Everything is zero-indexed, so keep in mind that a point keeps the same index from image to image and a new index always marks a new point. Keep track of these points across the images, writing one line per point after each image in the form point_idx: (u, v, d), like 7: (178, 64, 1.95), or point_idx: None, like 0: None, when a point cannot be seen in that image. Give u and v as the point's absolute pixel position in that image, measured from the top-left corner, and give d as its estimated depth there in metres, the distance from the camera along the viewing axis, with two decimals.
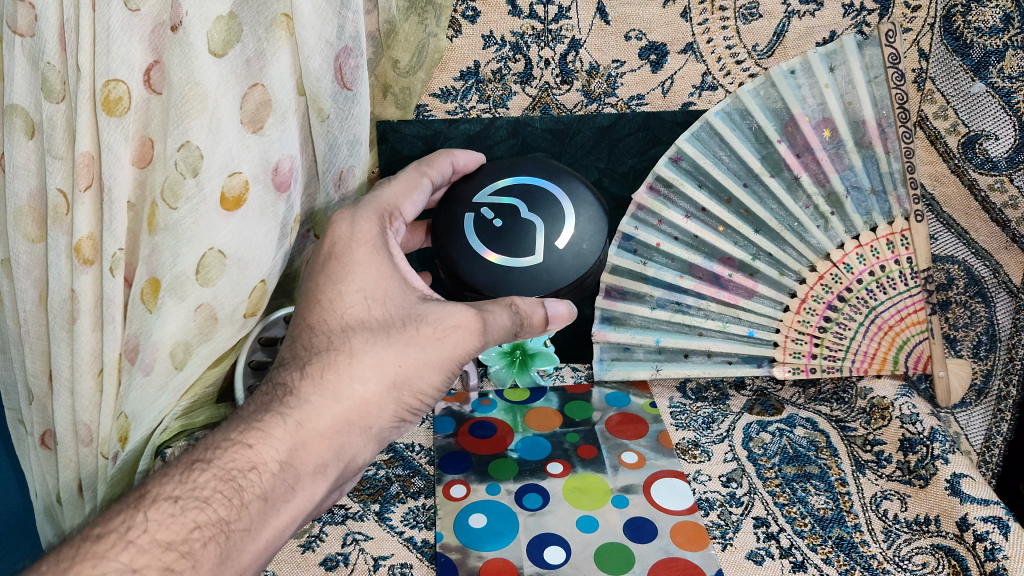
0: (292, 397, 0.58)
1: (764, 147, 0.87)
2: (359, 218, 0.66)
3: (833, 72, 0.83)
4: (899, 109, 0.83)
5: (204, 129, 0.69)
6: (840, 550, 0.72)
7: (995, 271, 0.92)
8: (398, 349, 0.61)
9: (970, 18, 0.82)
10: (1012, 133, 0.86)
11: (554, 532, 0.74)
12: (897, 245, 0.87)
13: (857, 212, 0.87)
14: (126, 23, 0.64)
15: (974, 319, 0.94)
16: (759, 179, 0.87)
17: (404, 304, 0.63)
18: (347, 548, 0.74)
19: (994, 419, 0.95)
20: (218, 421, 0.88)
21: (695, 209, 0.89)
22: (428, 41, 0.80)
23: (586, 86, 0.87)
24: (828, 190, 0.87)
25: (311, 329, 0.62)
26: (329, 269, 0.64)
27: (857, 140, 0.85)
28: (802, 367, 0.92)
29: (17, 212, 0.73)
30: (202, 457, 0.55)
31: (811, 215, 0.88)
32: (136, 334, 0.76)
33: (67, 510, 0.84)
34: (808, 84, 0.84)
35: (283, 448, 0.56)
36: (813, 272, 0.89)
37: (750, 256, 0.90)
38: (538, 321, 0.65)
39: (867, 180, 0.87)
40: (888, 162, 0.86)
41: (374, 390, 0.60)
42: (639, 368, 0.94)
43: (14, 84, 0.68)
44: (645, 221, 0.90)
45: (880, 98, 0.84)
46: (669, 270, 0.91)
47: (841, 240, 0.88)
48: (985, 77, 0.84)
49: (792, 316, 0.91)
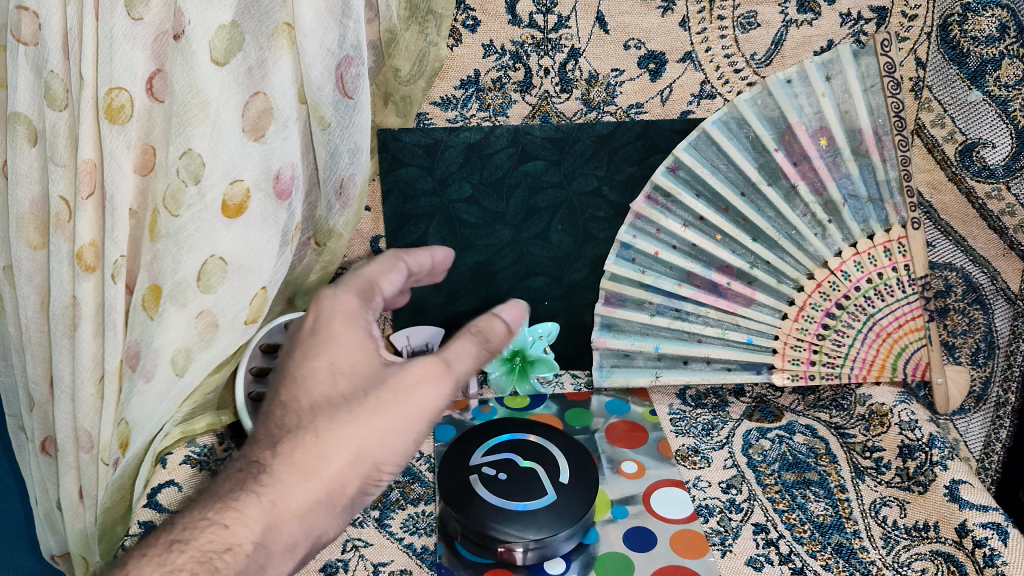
0: (265, 473, 0.54)
1: (761, 155, 0.87)
2: (338, 294, 0.62)
3: (831, 81, 0.84)
4: (896, 117, 0.84)
5: (206, 137, 0.70)
6: (840, 556, 0.72)
7: (993, 278, 0.92)
8: (360, 422, 0.55)
9: (967, 27, 0.82)
10: (1009, 141, 0.86)
11: (539, 534, 0.70)
12: (894, 252, 0.88)
13: (854, 220, 0.88)
14: (129, 31, 0.65)
15: (973, 326, 0.94)
16: (757, 188, 0.88)
17: (370, 372, 0.58)
18: (347, 555, 0.74)
19: (993, 425, 0.95)
20: (215, 429, 0.88)
21: (694, 217, 0.90)
22: (429, 50, 0.80)
23: (585, 95, 0.87)
24: (825, 199, 0.88)
25: (282, 408, 0.57)
26: (301, 344, 0.59)
27: (854, 148, 0.86)
28: (802, 373, 0.92)
29: (20, 218, 0.73)
30: (180, 537, 0.50)
31: (809, 223, 0.88)
32: (137, 341, 0.75)
33: (66, 518, 0.82)
34: (805, 93, 0.85)
35: (257, 527, 0.52)
36: (811, 279, 0.89)
37: (748, 264, 0.90)
38: (502, 332, 0.60)
39: (864, 188, 0.87)
40: (885, 170, 0.86)
41: (340, 465, 0.54)
42: (640, 376, 0.95)
43: (17, 92, 0.68)
44: (644, 230, 0.92)
45: (876, 107, 0.84)
46: (667, 279, 0.92)
47: (839, 247, 0.88)
48: (981, 86, 0.84)
49: (790, 323, 0.91)
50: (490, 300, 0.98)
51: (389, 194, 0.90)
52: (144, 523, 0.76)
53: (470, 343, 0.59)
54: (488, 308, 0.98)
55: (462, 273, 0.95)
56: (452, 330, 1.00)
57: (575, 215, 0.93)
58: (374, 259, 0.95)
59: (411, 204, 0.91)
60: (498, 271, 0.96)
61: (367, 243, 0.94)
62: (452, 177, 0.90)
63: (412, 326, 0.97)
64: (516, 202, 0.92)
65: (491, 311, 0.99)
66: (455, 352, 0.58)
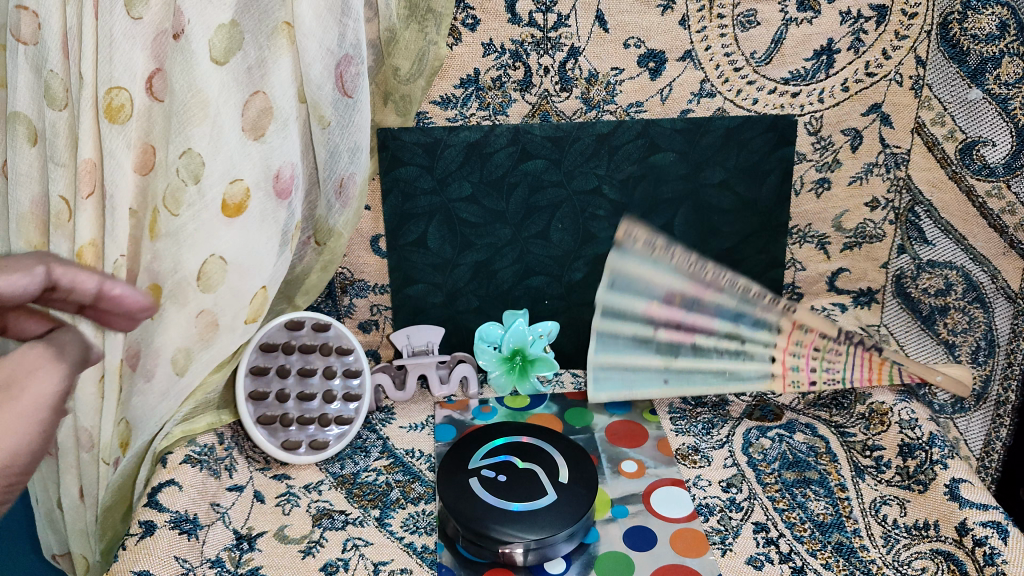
0: None
1: (649, 323, 0.86)
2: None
3: (612, 281, 0.85)
4: (694, 263, 0.80)
5: (206, 136, 0.70)
6: (839, 555, 0.72)
7: (994, 276, 0.83)
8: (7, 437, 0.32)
9: (967, 25, 0.81)
10: (1010, 140, 0.79)
11: (541, 533, 0.71)
12: (806, 330, 0.85)
13: (754, 329, 0.85)
14: (129, 30, 0.66)
15: (973, 325, 0.86)
16: (655, 335, 0.87)
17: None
18: (347, 554, 0.73)
19: (994, 424, 0.86)
20: (216, 428, 0.83)
21: (632, 337, 0.89)
22: (428, 49, 0.81)
23: (585, 93, 0.87)
24: (724, 331, 0.85)
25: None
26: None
27: (704, 291, 0.82)
28: (804, 381, 0.89)
29: (20, 218, 0.73)
30: None
31: (729, 357, 0.88)
32: (138, 341, 0.75)
33: (67, 518, 0.82)
34: (625, 284, 0.84)
35: None
36: (775, 352, 0.87)
37: (704, 354, 0.88)
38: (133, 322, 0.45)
39: (727, 316, 0.84)
40: (735, 297, 0.83)
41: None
42: (643, 392, 0.92)
43: (17, 92, 0.68)
44: (607, 367, 0.93)
45: (675, 267, 0.80)
46: (645, 377, 0.92)
47: (768, 355, 0.87)
48: (982, 83, 0.80)
49: (782, 381, 0.89)
50: (490, 299, 0.97)
51: (389, 193, 0.90)
52: (144, 522, 0.68)
53: (89, 277, 0.42)
54: (488, 306, 0.98)
55: (463, 272, 0.95)
56: (452, 329, 0.99)
57: (575, 213, 0.93)
58: (373, 257, 0.94)
59: (411, 203, 0.91)
60: (499, 270, 0.96)
61: (366, 243, 0.93)
62: (452, 176, 0.90)
63: (413, 325, 0.97)
64: (516, 201, 0.92)
65: (491, 309, 0.98)
66: (62, 338, 0.37)
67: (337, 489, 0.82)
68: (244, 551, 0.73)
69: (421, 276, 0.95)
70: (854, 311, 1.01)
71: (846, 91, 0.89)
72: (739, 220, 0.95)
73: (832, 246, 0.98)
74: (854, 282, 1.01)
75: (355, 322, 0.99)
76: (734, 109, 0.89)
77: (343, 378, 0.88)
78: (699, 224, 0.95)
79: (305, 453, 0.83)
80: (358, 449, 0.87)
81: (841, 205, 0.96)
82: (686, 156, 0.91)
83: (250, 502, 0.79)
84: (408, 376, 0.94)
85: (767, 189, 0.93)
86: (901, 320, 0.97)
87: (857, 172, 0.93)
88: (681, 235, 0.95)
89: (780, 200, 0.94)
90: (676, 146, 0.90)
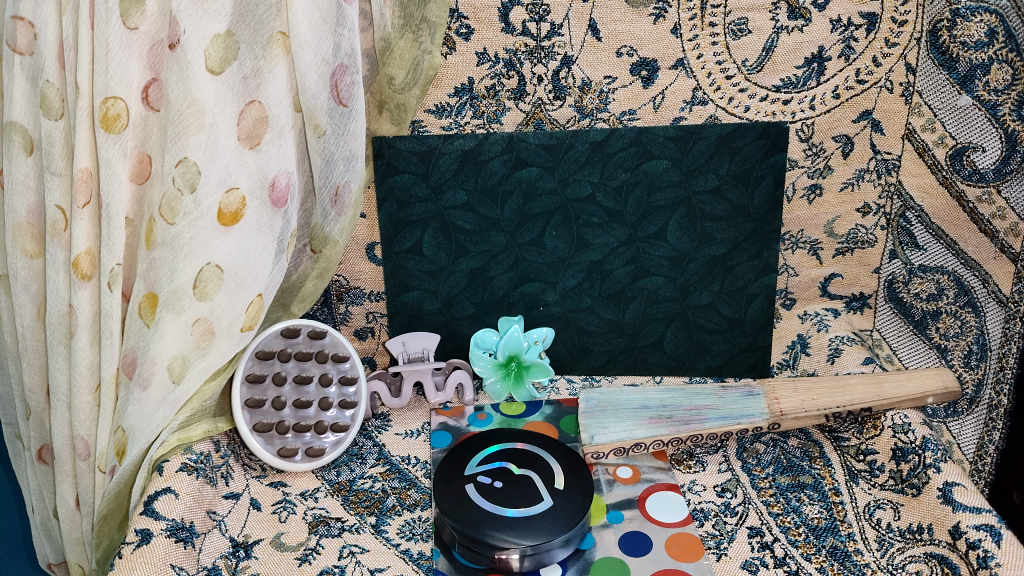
0: None
1: None
2: None
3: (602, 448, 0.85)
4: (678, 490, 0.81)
5: (201, 145, 0.70)
6: (834, 559, 0.72)
7: (985, 281, 0.84)
8: None
9: (956, 33, 0.81)
10: (998, 145, 0.80)
11: (536, 539, 0.71)
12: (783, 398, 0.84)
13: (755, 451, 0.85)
14: (124, 40, 0.67)
15: (965, 329, 0.86)
16: None
17: None
18: (343, 561, 0.73)
19: (987, 427, 0.85)
20: (212, 437, 0.83)
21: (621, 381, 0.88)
22: (423, 57, 0.83)
23: (578, 101, 0.88)
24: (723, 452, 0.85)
25: None
26: None
27: None
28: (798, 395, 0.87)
29: (16, 228, 0.74)
30: None
31: None
32: (133, 348, 0.75)
33: (63, 527, 0.82)
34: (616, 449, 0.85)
35: None
36: None
37: None
38: None
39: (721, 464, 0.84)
40: None
41: None
42: (636, 427, 0.86)
43: (14, 102, 0.70)
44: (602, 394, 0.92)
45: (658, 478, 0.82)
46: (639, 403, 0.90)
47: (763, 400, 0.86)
48: (972, 89, 0.81)
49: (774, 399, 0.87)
50: (485, 305, 0.97)
51: (384, 201, 0.91)
52: (140, 530, 0.68)
53: None
54: (483, 313, 0.97)
55: (458, 279, 0.95)
56: (447, 336, 0.99)
57: (569, 220, 0.93)
58: (370, 265, 0.95)
59: (406, 210, 0.91)
60: (493, 277, 0.96)
61: (362, 251, 0.94)
62: (447, 183, 0.90)
63: (410, 332, 0.98)
64: (511, 209, 0.92)
65: (486, 316, 0.98)
66: None
67: (333, 496, 0.82)
68: (240, 559, 0.73)
69: (416, 283, 0.96)
70: (846, 316, 1.01)
71: (837, 99, 0.89)
72: (733, 227, 0.93)
73: (825, 252, 0.99)
74: (846, 287, 1.01)
75: (352, 329, 1.00)
76: (726, 116, 0.90)
77: (339, 386, 0.87)
78: (695, 230, 0.94)
79: (302, 460, 0.84)
80: (354, 456, 0.88)
81: (834, 211, 0.96)
82: (679, 163, 0.90)
83: (246, 509, 0.79)
84: (404, 383, 0.94)
85: (758, 196, 0.92)
86: (893, 325, 0.98)
87: (849, 178, 0.94)
88: (675, 241, 0.94)
89: (773, 206, 0.93)
90: (670, 153, 0.90)
